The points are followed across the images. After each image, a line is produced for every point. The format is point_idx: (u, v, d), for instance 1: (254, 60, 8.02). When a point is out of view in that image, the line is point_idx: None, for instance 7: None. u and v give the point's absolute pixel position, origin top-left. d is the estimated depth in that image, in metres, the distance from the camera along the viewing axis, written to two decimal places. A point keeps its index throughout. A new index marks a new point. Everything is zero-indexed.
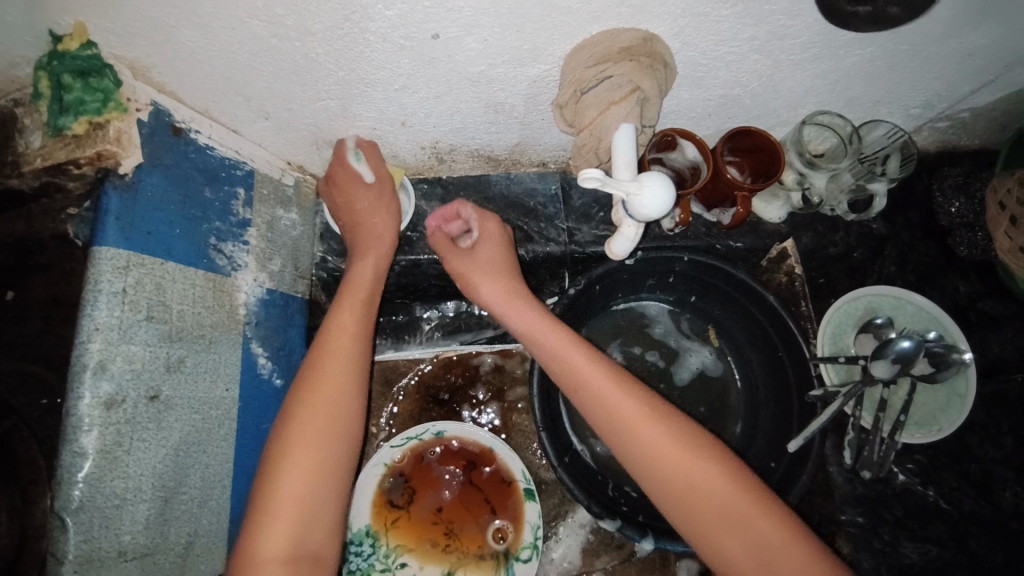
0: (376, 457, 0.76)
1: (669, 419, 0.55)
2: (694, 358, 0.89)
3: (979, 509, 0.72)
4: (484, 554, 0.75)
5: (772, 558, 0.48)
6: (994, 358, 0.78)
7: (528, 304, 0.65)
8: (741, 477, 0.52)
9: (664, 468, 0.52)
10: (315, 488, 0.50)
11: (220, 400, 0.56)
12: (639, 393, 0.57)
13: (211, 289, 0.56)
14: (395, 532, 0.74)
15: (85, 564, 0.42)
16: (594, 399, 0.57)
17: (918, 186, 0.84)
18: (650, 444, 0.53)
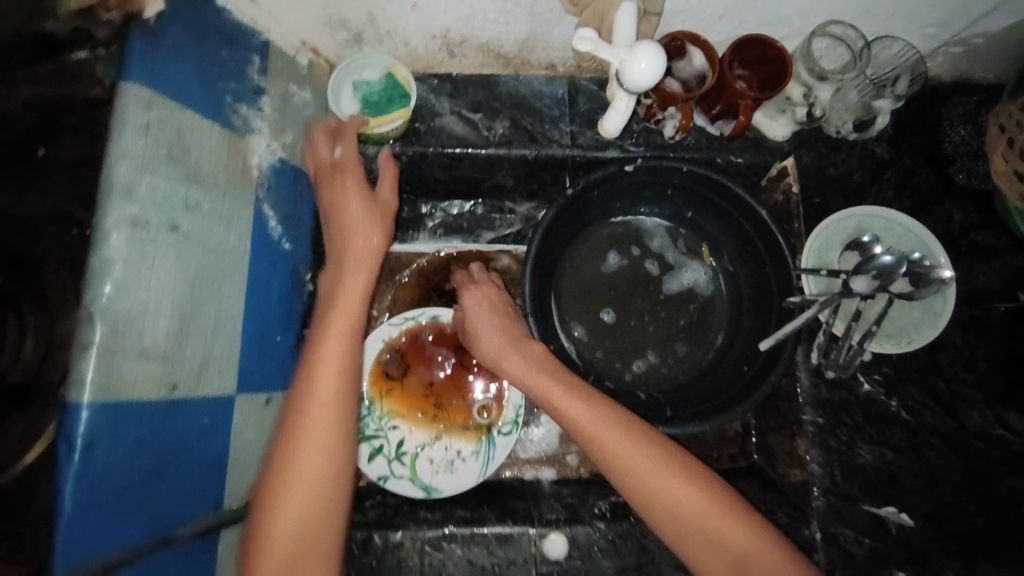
0: (376, 333, 0.83)
1: (712, 498, 0.61)
2: (688, 274, 0.91)
3: (940, 423, 0.76)
4: (468, 426, 0.82)
5: (747, 564, 0.58)
6: (978, 287, 0.80)
7: (528, 352, 0.73)
8: (719, 495, 0.62)
9: (658, 498, 0.61)
10: (319, 490, 0.56)
11: (234, 246, 0.62)
12: (636, 431, 0.65)
13: (227, 143, 0.61)
14: (389, 399, 0.82)
15: (109, 354, 0.48)
16: (639, 489, 0.62)
17: (926, 115, 0.84)
18: (642, 474, 0.62)
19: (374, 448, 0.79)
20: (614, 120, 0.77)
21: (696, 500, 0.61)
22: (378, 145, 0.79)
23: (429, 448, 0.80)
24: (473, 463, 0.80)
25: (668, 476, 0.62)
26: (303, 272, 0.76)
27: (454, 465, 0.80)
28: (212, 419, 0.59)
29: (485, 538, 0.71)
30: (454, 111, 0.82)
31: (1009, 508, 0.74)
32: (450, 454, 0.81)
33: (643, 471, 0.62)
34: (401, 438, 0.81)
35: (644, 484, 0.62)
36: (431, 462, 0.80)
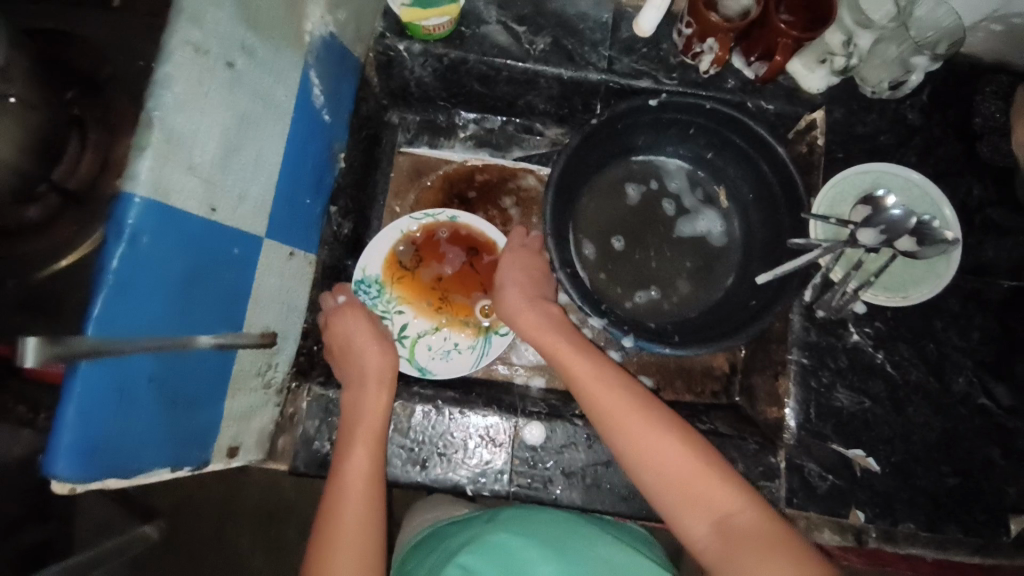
0: (396, 224, 0.88)
1: (697, 457, 0.61)
2: (704, 222, 0.94)
3: (922, 382, 0.78)
4: (468, 323, 0.88)
5: (729, 522, 0.57)
6: (985, 260, 0.81)
7: (542, 309, 0.78)
8: (706, 457, 0.61)
9: (641, 451, 0.63)
10: (373, 448, 0.68)
11: (277, 101, 0.66)
12: (627, 387, 0.68)
13: (286, 3, 0.65)
14: (398, 286, 0.87)
15: (162, 161, 0.52)
16: (623, 441, 0.64)
17: (961, 89, 0.85)
18: (627, 424, 0.64)
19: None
20: (649, 17, 0.82)
21: (680, 457, 0.61)
22: (425, 44, 0.83)
23: (428, 336, 0.86)
24: (468, 355, 0.86)
25: (653, 427, 0.63)
26: (336, 147, 0.81)
27: (450, 354, 0.86)
28: (241, 251, 0.65)
29: (472, 416, 0.77)
30: (500, 21, 0.85)
31: (972, 470, 0.77)
32: (448, 345, 0.87)
33: (627, 421, 0.64)
34: (404, 322, 0.86)
35: (631, 437, 0.63)
36: (429, 348, 0.85)
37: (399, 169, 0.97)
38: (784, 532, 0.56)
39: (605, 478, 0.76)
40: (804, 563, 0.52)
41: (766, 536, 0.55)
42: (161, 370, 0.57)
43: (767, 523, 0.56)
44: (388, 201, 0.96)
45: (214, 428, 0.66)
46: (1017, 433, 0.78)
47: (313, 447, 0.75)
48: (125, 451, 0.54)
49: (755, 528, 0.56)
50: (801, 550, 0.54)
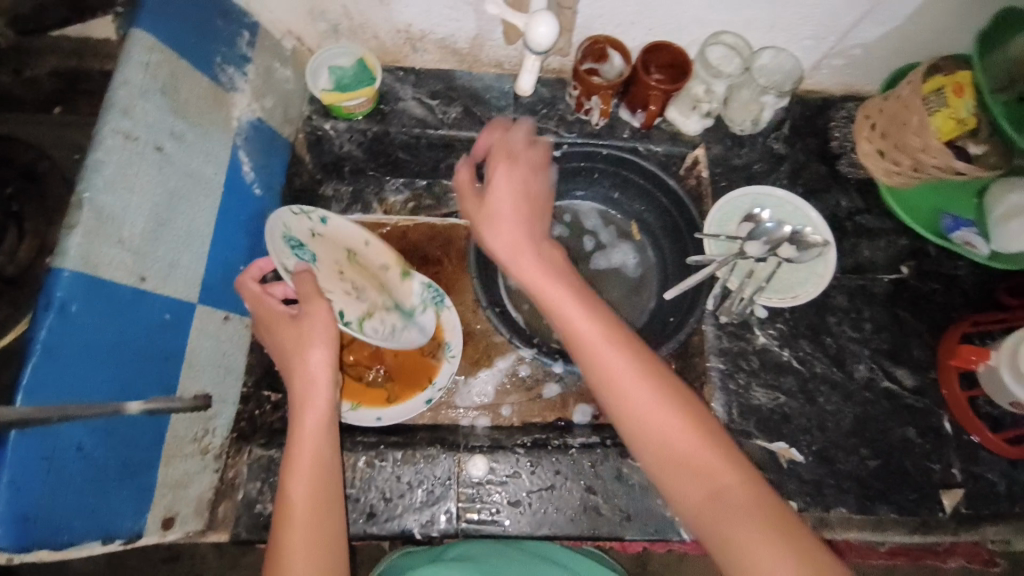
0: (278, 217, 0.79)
1: (695, 427, 0.57)
2: (620, 255, 1.01)
3: (829, 373, 0.85)
4: (388, 306, 0.89)
5: (727, 498, 0.54)
6: (863, 260, 0.92)
7: (529, 244, 0.69)
8: (710, 429, 0.57)
9: (642, 419, 0.58)
10: (318, 471, 0.62)
11: (207, 178, 0.73)
12: (632, 344, 0.61)
13: (214, 94, 0.74)
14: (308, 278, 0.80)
15: (91, 235, 0.58)
16: (627, 405, 0.58)
17: (819, 120, 0.99)
18: (628, 390, 0.58)
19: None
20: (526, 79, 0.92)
21: (685, 429, 0.57)
22: (348, 121, 0.93)
23: (370, 319, 0.85)
24: (410, 330, 0.89)
25: (660, 396, 0.58)
26: (270, 218, 0.87)
27: (396, 330, 0.87)
28: (174, 317, 0.68)
29: (415, 457, 0.79)
30: (415, 97, 0.96)
31: (893, 450, 0.81)
32: (387, 324, 0.87)
33: (626, 383, 0.59)
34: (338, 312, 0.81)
35: (628, 398, 0.58)
36: (375, 335, 0.84)
37: None
38: (775, 503, 0.54)
39: (551, 503, 0.77)
40: (792, 537, 0.51)
41: (758, 509, 0.53)
42: (91, 438, 0.58)
43: (766, 499, 0.54)
44: None
45: (151, 495, 0.65)
46: (929, 411, 0.84)
47: (255, 510, 0.74)
48: (61, 519, 0.55)
49: (753, 505, 0.54)
50: (789, 522, 0.53)
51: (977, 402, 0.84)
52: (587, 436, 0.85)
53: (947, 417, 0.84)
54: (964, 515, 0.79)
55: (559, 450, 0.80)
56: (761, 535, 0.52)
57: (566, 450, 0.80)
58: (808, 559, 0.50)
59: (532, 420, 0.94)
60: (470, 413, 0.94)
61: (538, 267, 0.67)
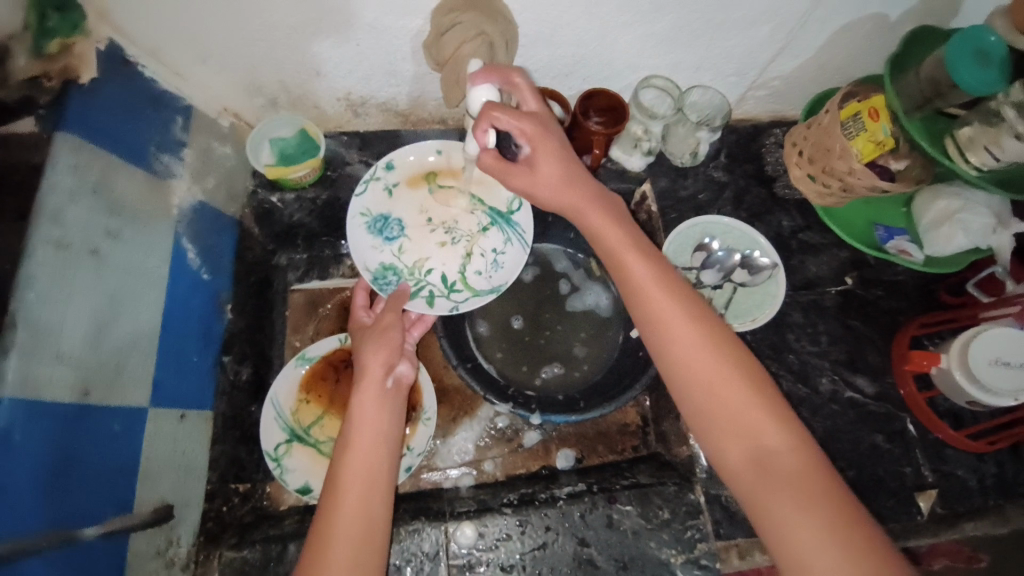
0: (353, 209, 0.89)
1: (755, 391, 0.60)
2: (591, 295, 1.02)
3: (795, 390, 0.88)
4: (483, 227, 0.93)
5: (767, 457, 0.57)
6: (811, 275, 0.96)
7: (592, 206, 0.69)
8: (762, 394, 0.60)
9: (693, 375, 0.61)
10: (374, 480, 0.66)
11: (151, 272, 0.70)
12: (692, 309, 0.64)
13: (150, 184, 0.72)
14: (404, 253, 0.91)
15: (27, 355, 0.55)
16: (679, 361, 0.61)
17: (753, 146, 1.04)
18: (682, 349, 0.62)
19: (427, 295, 0.89)
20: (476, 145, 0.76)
21: (734, 388, 0.60)
22: (296, 191, 0.92)
23: (469, 264, 0.91)
24: (512, 249, 0.92)
25: (715, 358, 0.61)
26: (222, 299, 0.83)
27: (497, 262, 0.92)
28: (124, 428, 0.64)
29: (399, 535, 0.75)
30: (363, 161, 0.95)
31: (864, 459, 0.84)
32: (488, 256, 0.92)
33: (692, 342, 0.62)
34: (441, 275, 0.91)
35: (691, 356, 0.61)
36: (482, 273, 0.91)
37: (295, 306, 0.98)
38: (824, 472, 0.56)
39: (546, 561, 0.75)
40: (836, 507, 0.53)
41: (806, 473, 0.55)
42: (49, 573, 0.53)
43: (810, 465, 0.56)
44: (288, 337, 0.96)
45: None
46: (892, 416, 0.88)
47: None
48: None
49: (795, 467, 0.56)
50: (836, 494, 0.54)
51: (935, 401, 0.88)
52: (574, 484, 0.84)
53: (910, 419, 0.87)
54: (936, 513, 0.82)
55: (546, 504, 0.78)
56: (807, 498, 0.54)
57: (554, 503, 0.78)
58: (840, 525, 0.52)
59: (516, 472, 0.92)
60: (453, 472, 0.92)
61: (608, 224, 0.68)
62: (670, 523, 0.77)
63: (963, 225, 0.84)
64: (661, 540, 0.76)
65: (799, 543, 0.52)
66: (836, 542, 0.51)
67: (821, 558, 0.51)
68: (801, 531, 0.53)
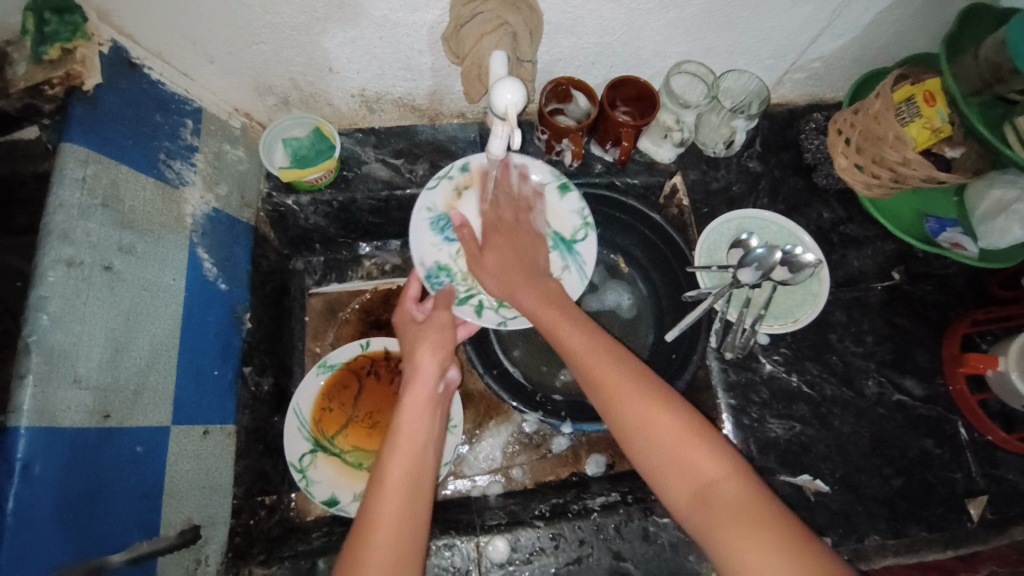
0: (419, 202, 0.82)
1: (682, 422, 0.58)
2: (612, 295, 0.98)
3: (839, 393, 0.83)
4: None
5: (711, 490, 0.54)
6: (854, 271, 0.90)
7: (527, 281, 0.74)
8: (693, 425, 0.58)
9: (627, 418, 0.59)
10: (415, 479, 0.60)
11: (167, 286, 0.68)
12: (619, 353, 0.64)
13: (162, 194, 0.69)
14: (461, 259, 0.82)
15: (44, 380, 0.53)
16: (613, 408, 0.60)
17: (789, 133, 0.98)
18: (615, 395, 0.61)
19: (477, 305, 0.80)
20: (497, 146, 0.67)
21: (667, 423, 0.58)
22: (311, 194, 0.88)
23: None
24: (569, 277, 0.83)
25: (646, 397, 0.59)
26: (241, 310, 0.80)
27: None
28: (147, 449, 0.62)
29: (429, 550, 0.72)
30: (379, 159, 0.91)
31: (913, 466, 0.80)
32: None
33: (620, 389, 0.60)
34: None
35: (622, 397, 0.60)
36: None
37: (314, 310, 0.98)
38: (761, 498, 0.53)
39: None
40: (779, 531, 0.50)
41: (749, 503, 0.52)
42: None
43: (751, 492, 0.53)
44: (307, 343, 0.95)
45: None
46: (943, 419, 0.83)
47: None
48: None
49: (737, 499, 0.53)
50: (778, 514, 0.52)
51: (988, 403, 0.83)
52: (606, 494, 0.81)
53: (961, 422, 0.83)
54: (991, 522, 0.78)
55: (579, 516, 0.75)
56: (746, 526, 0.51)
57: (587, 515, 0.75)
58: (795, 552, 0.48)
59: (545, 479, 0.90)
60: (480, 480, 0.90)
61: (538, 296, 0.71)
62: None
63: (1020, 216, 0.78)
64: (700, 554, 0.73)
65: None
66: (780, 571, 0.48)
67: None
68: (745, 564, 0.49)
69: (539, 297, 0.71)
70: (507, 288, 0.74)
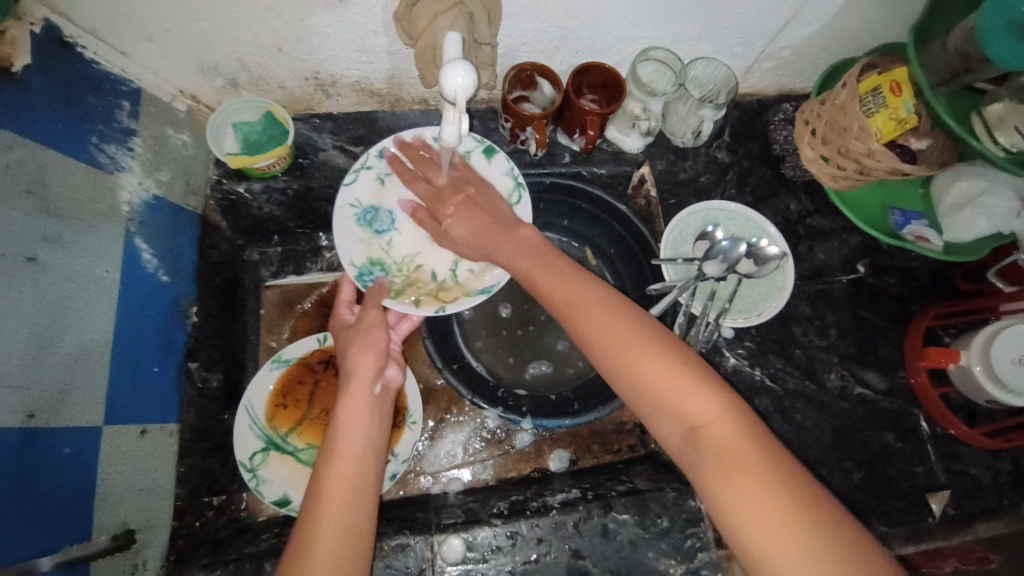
0: (341, 200, 0.80)
1: (687, 372, 0.55)
2: None
3: (802, 387, 0.83)
4: None
5: (702, 433, 0.52)
6: (821, 264, 0.90)
7: (500, 240, 0.72)
8: (691, 366, 0.55)
9: (637, 371, 0.56)
10: (354, 484, 0.58)
11: (99, 279, 0.64)
12: (609, 300, 0.61)
13: (93, 179, 0.65)
14: (393, 249, 0.81)
15: None
16: (602, 352, 0.58)
17: (758, 123, 0.96)
18: (606, 338, 0.58)
19: (414, 293, 0.79)
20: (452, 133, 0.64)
21: (655, 362, 0.55)
22: (264, 181, 0.84)
23: (462, 260, 0.82)
24: None
25: (640, 338, 0.57)
26: (184, 304, 0.77)
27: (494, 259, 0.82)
28: (76, 451, 0.59)
29: (381, 552, 0.70)
30: (336, 146, 0.87)
31: (874, 461, 0.80)
32: None
33: (611, 332, 0.58)
34: (432, 272, 0.82)
35: (611, 337, 0.58)
36: (476, 267, 0.81)
37: (269, 303, 0.94)
38: (769, 447, 0.51)
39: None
40: (786, 477, 0.49)
41: (738, 443, 0.51)
42: None
43: (743, 430, 0.52)
44: (261, 339, 0.92)
45: None
46: (903, 412, 0.83)
47: None
48: None
49: (728, 438, 0.52)
50: (786, 468, 0.50)
51: (949, 397, 0.84)
52: (567, 490, 0.80)
53: (922, 416, 0.83)
54: (948, 515, 0.79)
55: (538, 514, 0.74)
56: (749, 474, 0.50)
57: (546, 512, 0.74)
58: (785, 488, 0.49)
59: (506, 476, 0.88)
60: (441, 477, 0.88)
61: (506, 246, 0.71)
62: (669, 532, 0.73)
63: (985, 209, 0.78)
64: (660, 550, 0.72)
65: (748, 527, 0.48)
66: (773, 515, 0.48)
67: (762, 534, 0.48)
68: (740, 509, 0.49)
69: (512, 251, 0.70)
70: (483, 252, 0.74)
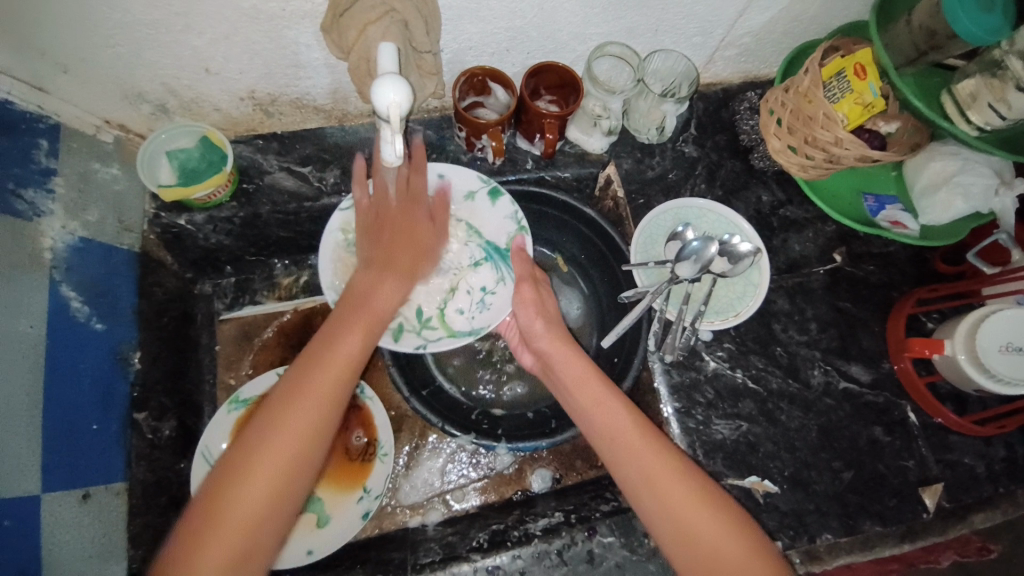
0: (331, 225, 0.75)
1: (758, 554, 0.56)
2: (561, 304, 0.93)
3: (786, 387, 0.80)
4: (474, 260, 0.81)
5: None
6: (797, 256, 0.86)
7: (580, 357, 0.69)
8: (759, 547, 0.56)
9: (706, 548, 0.56)
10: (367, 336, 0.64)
11: (24, 335, 0.59)
12: (676, 458, 0.61)
13: (10, 228, 0.60)
14: None
15: None
16: (670, 517, 0.57)
17: (724, 113, 0.93)
18: (671, 502, 0.58)
19: (397, 328, 0.75)
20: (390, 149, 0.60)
21: (728, 539, 0.56)
22: (208, 212, 0.79)
23: (451, 301, 0.78)
24: (503, 291, 0.80)
25: (709, 512, 0.57)
26: (126, 350, 0.72)
27: (483, 303, 0.79)
28: (14, 524, 0.55)
29: None
30: (283, 167, 0.82)
31: (863, 458, 0.78)
32: (475, 295, 0.80)
33: (680, 493, 0.58)
34: (418, 308, 0.77)
35: (680, 503, 0.58)
36: (465, 309, 0.79)
37: (226, 336, 0.90)
38: None
39: None
40: None
41: None
42: None
43: None
44: (220, 375, 0.87)
45: None
46: (891, 405, 0.80)
47: None
48: None
49: None
50: None
51: (937, 385, 0.81)
52: (550, 514, 0.76)
53: (910, 407, 0.80)
54: (942, 508, 0.76)
55: (520, 544, 0.70)
56: None
57: (529, 541, 0.70)
58: None
59: (489, 500, 0.84)
60: (419, 506, 0.84)
61: (578, 375, 0.68)
62: (658, 552, 0.70)
63: (962, 189, 0.76)
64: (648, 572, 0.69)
65: None
66: None
67: None
68: None
69: (588, 390, 0.66)
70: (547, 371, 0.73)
